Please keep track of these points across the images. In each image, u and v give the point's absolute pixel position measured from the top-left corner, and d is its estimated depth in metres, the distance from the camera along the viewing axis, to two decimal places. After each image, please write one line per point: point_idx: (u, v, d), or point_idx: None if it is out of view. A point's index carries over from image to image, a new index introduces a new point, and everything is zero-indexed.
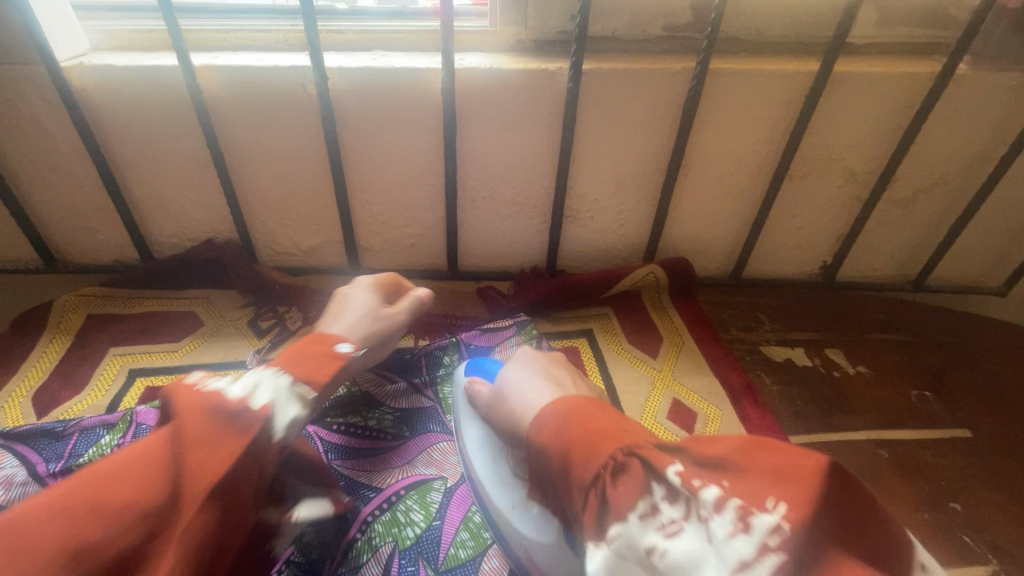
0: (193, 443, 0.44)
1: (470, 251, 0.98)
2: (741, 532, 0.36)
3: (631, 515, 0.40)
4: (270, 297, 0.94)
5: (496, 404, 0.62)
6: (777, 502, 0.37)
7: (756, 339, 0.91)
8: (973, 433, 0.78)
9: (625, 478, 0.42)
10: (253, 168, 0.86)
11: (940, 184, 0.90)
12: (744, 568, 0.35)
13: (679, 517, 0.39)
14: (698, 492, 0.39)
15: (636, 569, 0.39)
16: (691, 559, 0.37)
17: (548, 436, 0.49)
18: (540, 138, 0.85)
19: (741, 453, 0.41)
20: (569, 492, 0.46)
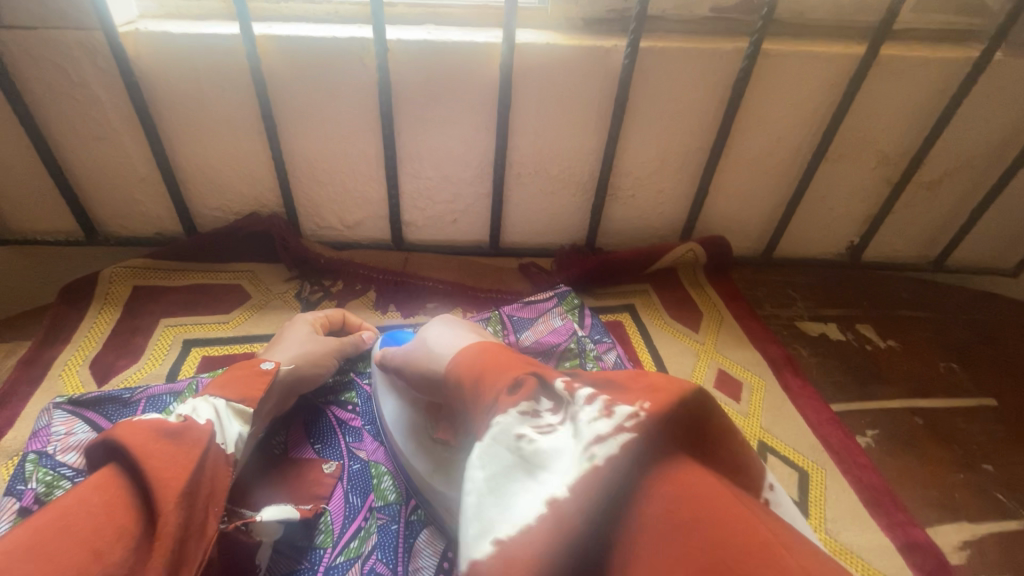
0: (152, 443, 0.46)
1: (512, 227, 1.00)
2: (604, 417, 0.35)
3: (512, 410, 0.39)
4: (316, 271, 0.95)
5: (407, 355, 0.59)
6: (641, 400, 0.36)
7: (791, 314, 0.95)
8: (999, 402, 0.83)
9: (521, 387, 0.41)
10: (303, 140, 0.86)
11: (966, 168, 0.94)
12: (599, 442, 0.34)
13: (557, 422, 0.39)
14: (576, 393, 0.39)
15: (505, 455, 0.38)
16: (558, 451, 0.36)
17: (460, 367, 0.47)
18: (590, 116, 0.86)
19: (626, 378, 0.39)
20: (467, 406, 0.44)
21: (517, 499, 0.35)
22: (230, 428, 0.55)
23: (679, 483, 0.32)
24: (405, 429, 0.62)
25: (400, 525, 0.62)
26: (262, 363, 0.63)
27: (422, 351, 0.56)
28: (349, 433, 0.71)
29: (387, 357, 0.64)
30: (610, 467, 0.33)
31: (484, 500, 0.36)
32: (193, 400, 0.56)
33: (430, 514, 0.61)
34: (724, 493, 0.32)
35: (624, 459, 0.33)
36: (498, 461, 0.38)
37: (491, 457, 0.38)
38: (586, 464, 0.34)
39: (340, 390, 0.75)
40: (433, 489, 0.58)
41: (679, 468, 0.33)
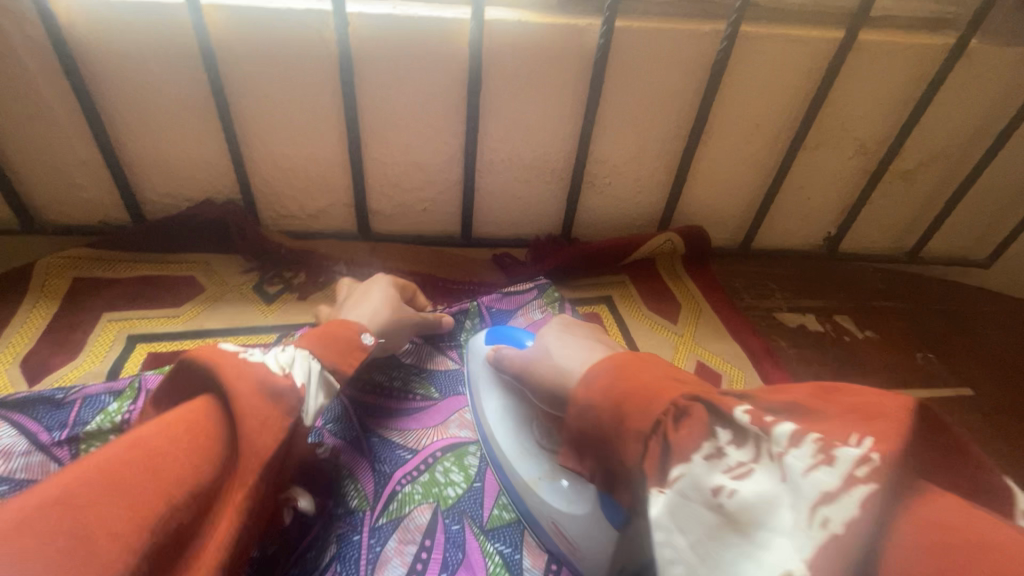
0: (246, 401, 0.44)
1: (485, 217, 0.95)
2: (823, 464, 0.30)
3: (697, 455, 0.34)
4: (276, 262, 0.90)
5: (526, 360, 0.57)
6: (861, 435, 0.31)
7: (770, 306, 0.94)
8: (975, 392, 0.82)
9: (689, 421, 0.36)
10: (259, 121, 0.80)
11: (941, 158, 0.94)
12: (829, 501, 0.29)
13: (749, 460, 0.33)
14: (771, 428, 0.33)
15: (705, 514, 0.33)
16: (766, 501, 0.32)
17: (605, 388, 0.42)
18: (565, 99, 0.83)
19: (810, 398, 0.35)
20: (623, 446, 0.39)
21: (738, 568, 0.31)
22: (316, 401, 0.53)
23: (934, 523, 0.28)
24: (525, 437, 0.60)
25: (362, 535, 0.57)
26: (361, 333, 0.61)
27: (545, 361, 0.55)
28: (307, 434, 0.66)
29: (506, 354, 0.61)
30: (852, 532, 0.28)
31: (698, 572, 0.32)
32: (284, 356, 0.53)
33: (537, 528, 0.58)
34: (984, 520, 0.28)
35: (866, 519, 0.29)
36: (694, 521, 0.33)
37: (688, 519, 0.33)
38: (819, 532, 0.29)
39: None
40: (538, 495, 0.56)
41: (924, 500, 0.29)
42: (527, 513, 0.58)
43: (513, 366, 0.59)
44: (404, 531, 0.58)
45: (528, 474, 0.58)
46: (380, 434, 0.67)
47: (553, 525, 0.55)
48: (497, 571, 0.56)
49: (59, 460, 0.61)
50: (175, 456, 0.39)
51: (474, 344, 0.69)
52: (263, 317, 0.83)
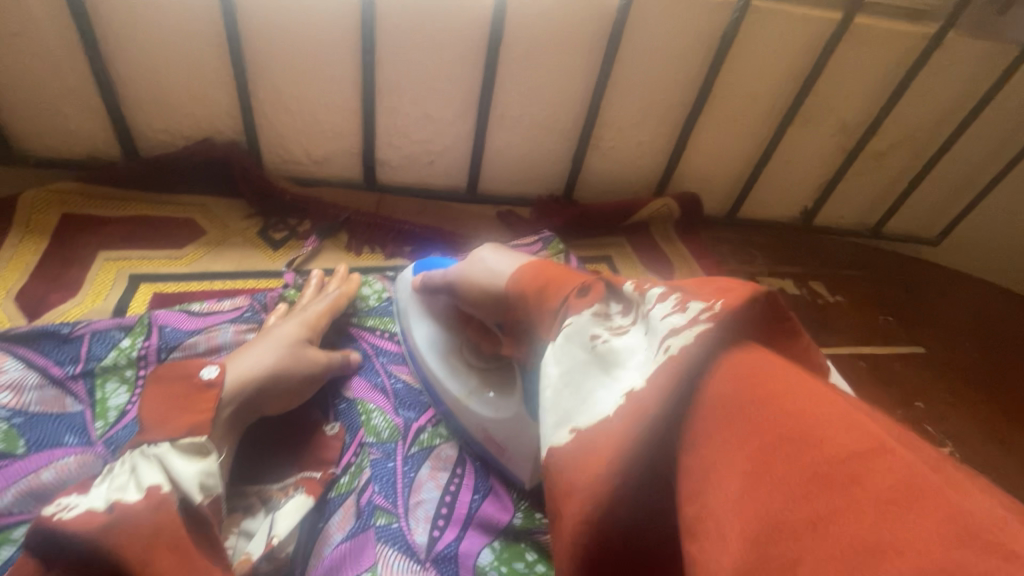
0: (173, 392, 0.50)
1: (492, 173, 0.96)
2: (677, 311, 0.33)
3: (586, 311, 0.39)
4: (279, 207, 0.87)
5: (460, 275, 0.58)
6: (714, 297, 0.33)
7: (752, 271, 1.01)
8: (926, 350, 0.93)
9: (590, 292, 0.40)
10: (270, 58, 0.77)
11: (910, 140, 1.03)
12: (673, 333, 0.32)
13: (628, 323, 0.38)
14: (647, 293, 0.38)
15: (580, 352, 0.37)
16: (630, 346, 0.35)
17: (521, 283, 0.46)
18: (580, 58, 0.84)
19: (694, 284, 0.36)
20: (535, 319, 0.43)
21: (595, 392, 0.34)
22: (186, 477, 0.44)
23: (747, 365, 0.29)
24: (452, 355, 0.63)
25: (396, 462, 0.59)
26: (200, 371, 0.51)
27: (477, 270, 0.56)
28: None
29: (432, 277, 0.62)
30: (686, 357, 0.30)
31: (561, 393, 0.36)
32: (130, 457, 0.45)
33: (469, 443, 0.61)
34: (809, 382, 0.28)
35: (699, 352, 0.30)
36: (572, 359, 0.37)
37: (567, 355, 0.38)
38: (661, 358, 0.31)
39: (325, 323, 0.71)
40: (469, 409, 0.60)
41: (749, 354, 0.30)
42: (461, 433, 0.62)
43: (446, 281, 0.60)
44: (435, 460, 0.61)
45: (457, 390, 0.61)
46: (405, 379, 0.68)
47: (478, 432, 0.59)
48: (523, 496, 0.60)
49: (75, 395, 0.58)
50: (135, 461, 0.44)
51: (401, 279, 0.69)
52: (271, 262, 0.82)
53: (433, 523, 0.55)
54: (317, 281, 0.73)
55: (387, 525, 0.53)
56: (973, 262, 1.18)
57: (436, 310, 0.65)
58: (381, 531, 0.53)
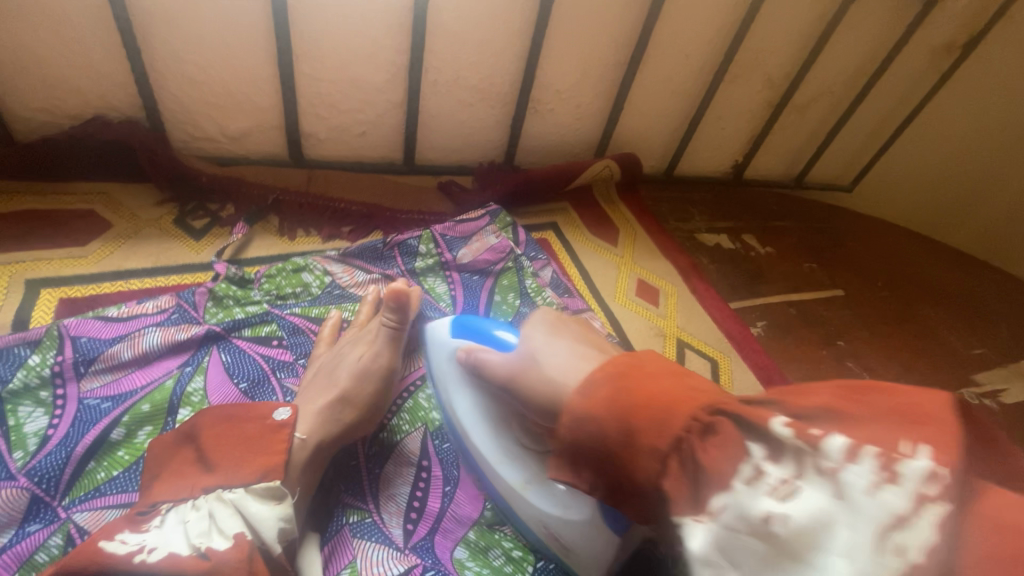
0: (240, 436, 0.51)
1: (428, 142, 0.92)
2: (889, 483, 0.27)
3: (735, 480, 0.31)
4: (196, 191, 0.80)
5: (508, 370, 0.50)
6: (915, 442, 0.28)
7: (691, 228, 1.04)
8: (845, 291, 1.01)
9: (719, 438, 0.32)
10: (167, 22, 0.68)
11: (828, 93, 1.08)
12: (901, 525, 0.26)
13: (790, 477, 0.30)
14: (819, 442, 0.29)
15: (752, 544, 0.29)
16: (824, 523, 0.28)
17: (596, 402, 0.38)
18: (513, 16, 0.80)
19: (839, 399, 0.31)
20: (632, 465, 0.36)
21: None
22: (264, 525, 0.45)
23: (994, 527, 0.25)
24: (506, 442, 0.54)
25: (359, 459, 0.59)
26: (274, 414, 0.52)
27: (529, 368, 0.47)
28: (280, 370, 0.64)
29: (481, 358, 0.53)
30: (934, 559, 0.25)
31: None
32: (206, 500, 0.46)
33: (525, 533, 0.55)
34: None
35: (945, 544, 0.25)
36: (744, 553, 0.30)
37: (738, 552, 0.30)
38: (893, 560, 0.26)
39: (259, 320, 0.67)
40: (526, 500, 0.53)
41: (981, 501, 0.26)
42: (517, 523, 0.55)
43: (495, 374, 0.51)
44: (399, 457, 0.60)
45: (513, 479, 0.54)
46: None
47: (541, 528, 0.53)
48: None
49: None
50: (206, 505, 0.45)
51: (436, 334, 0.62)
52: (194, 254, 0.75)
53: (406, 516, 0.56)
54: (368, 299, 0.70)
55: (360, 520, 0.55)
56: (899, 213, 1.26)
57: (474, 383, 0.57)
58: (355, 527, 0.54)
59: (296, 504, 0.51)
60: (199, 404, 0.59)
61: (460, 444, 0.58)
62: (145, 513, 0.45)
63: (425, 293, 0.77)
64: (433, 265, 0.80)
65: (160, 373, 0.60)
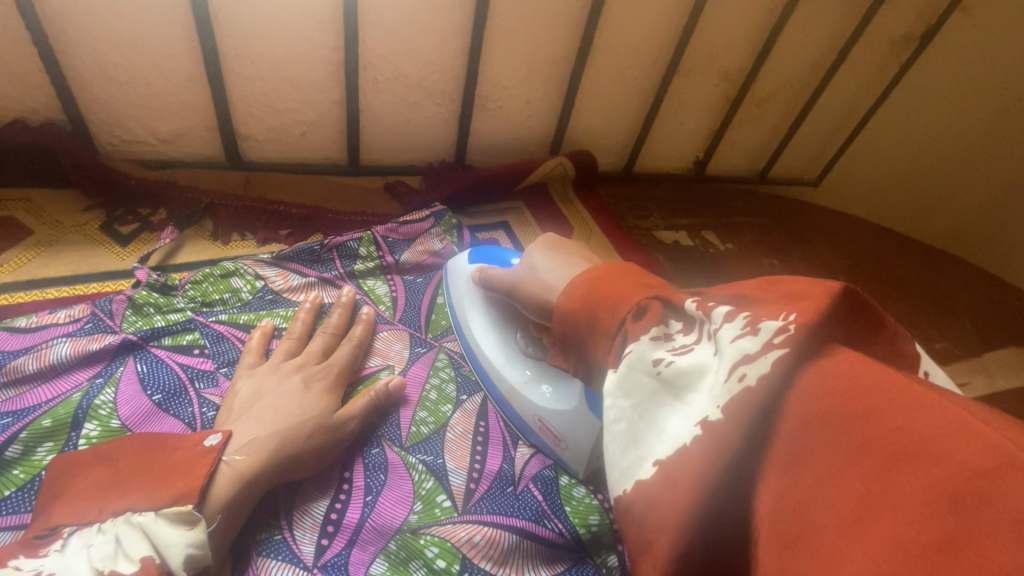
0: (162, 460, 0.48)
1: (373, 142, 0.90)
2: (748, 334, 0.31)
3: (643, 337, 0.36)
4: (126, 196, 0.77)
5: (514, 281, 0.60)
6: (787, 311, 0.30)
7: (649, 225, 1.02)
8: (806, 287, 0.99)
9: (646, 315, 0.37)
10: (81, 19, 0.66)
11: (786, 86, 1.06)
12: (747, 361, 0.30)
13: (692, 341, 0.35)
14: (712, 311, 0.35)
15: (645, 382, 0.35)
16: (700, 370, 0.33)
17: (569, 295, 0.44)
18: (451, 9, 0.78)
19: (753, 288, 0.35)
20: (587, 340, 0.41)
21: (670, 422, 0.33)
22: (171, 552, 0.42)
23: (830, 375, 0.27)
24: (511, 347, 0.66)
25: None
26: (204, 439, 0.49)
27: (530, 279, 0.57)
28: (199, 380, 0.61)
29: (495, 276, 0.64)
30: (765, 387, 0.28)
31: (637, 429, 0.34)
32: (113, 523, 0.43)
33: (523, 430, 0.64)
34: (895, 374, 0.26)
35: (778, 377, 0.28)
36: (639, 390, 0.35)
37: (632, 387, 0.35)
38: (734, 386, 0.29)
39: (180, 327, 0.64)
40: (524, 397, 0.63)
41: (830, 357, 0.28)
42: (512, 420, 0.65)
43: (503, 285, 0.62)
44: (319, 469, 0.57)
45: (515, 378, 0.64)
46: None
47: (534, 421, 0.62)
48: (424, 484, 0.58)
49: None
50: (110, 530, 0.42)
51: (457, 267, 0.73)
52: (119, 260, 0.72)
53: (321, 532, 0.53)
54: (312, 304, 0.68)
55: (269, 537, 0.52)
56: (879, 211, 1.24)
57: (488, 301, 0.69)
58: (262, 545, 0.51)
59: (212, 534, 0.47)
60: (107, 418, 0.56)
61: (477, 362, 0.68)
62: (47, 536, 0.43)
63: (365, 295, 0.74)
64: (373, 267, 0.77)
65: (67, 385, 0.57)
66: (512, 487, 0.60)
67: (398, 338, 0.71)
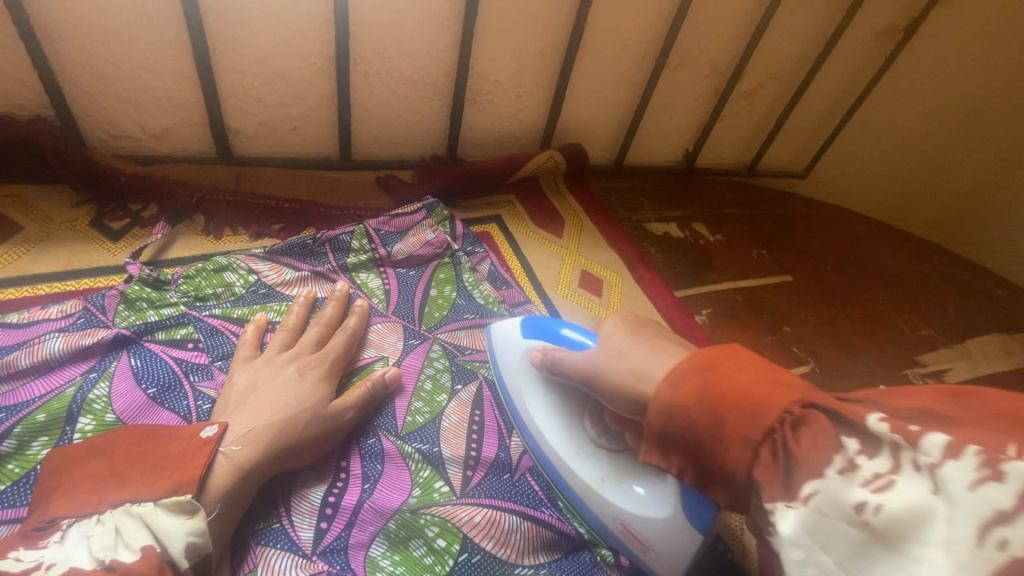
0: (160, 452, 0.49)
1: (364, 136, 0.90)
2: (991, 478, 0.26)
3: (828, 471, 0.31)
4: (115, 191, 0.77)
5: (590, 365, 0.51)
6: (1022, 446, 0.27)
7: (640, 218, 1.03)
8: (794, 277, 1.01)
9: (810, 434, 0.32)
10: (68, 12, 0.65)
11: (774, 79, 1.07)
12: (1004, 521, 0.25)
13: (886, 470, 0.29)
14: (915, 436, 0.29)
15: (843, 529, 0.29)
16: (917, 512, 0.27)
17: (691, 403, 0.37)
18: (441, 2, 0.78)
19: (939, 402, 0.31)
20: (728, 460, 0.35)
21: None
22: (172, 541, 0.43)
23: None
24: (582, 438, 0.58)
25: None
26: (201, 430, 0.50)
27: (616, 366, 0.48)
28: (193, 373, 0.61)
29: (563, 359, 0.54)
30: None
31: None
32: (112, 515, 0.43)
33: (598, 526, 0.57)
34: None
35: None
36: (836, 538, 0.29)
37: (829, 536, 0.30)
38: (993, 554, 0.25)
39: (172, 321, 0.64)
40: (603, 497, 0.54)
41: None
42: (587, 515, 0.57)
43: (578, 374, 0.52)
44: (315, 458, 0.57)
45: (590, 476, 0.56)
46: None
47: (615, 523, 0.54)
48: (420, 471, 0.59)
49: None
50: (111, 520, 0.43)
51: (504, 334, 0.63)
52: (110, 255, 0.72)
53: (319, 518, 0.53)
54: (306, 298, 0.68)
55: (268, 526, 0.52)
56: (865, 202, 1.26)
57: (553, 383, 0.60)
58: (261, 534, 0.52)
59: (211, 524, 0.47)
60: (102, 412, 0.55)
61: (538, 446, 0.60)
62: (44, 528, 0.43)
63: (358, 288, 0.75)
64: (366, 260, 0.77)
65: (61, 380, 0.57)
66: (509, 474, 0.61)
67: (392, 330, 0.71)
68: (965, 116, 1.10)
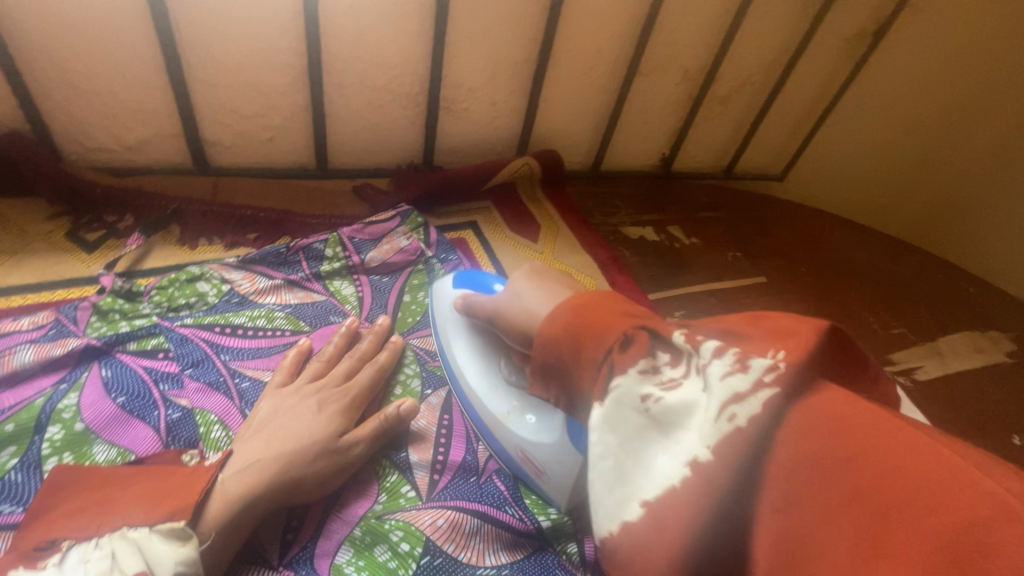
0: (162, 483, 0.50)
1: (340, 145, 0.91)
2: (738, 370, 0.33)
3: (632, 368, 0.37)
4: (91, 203, 0.77)
5: (496, 306, 0.58)
6: (776, 349, 0.33)
7: (616, 222, 1.05)
8: (768, 278, 1.02)
9: (632, 344, 0.38)
10: (40, 29, 0.66)
11: (746, 84, 1.09)
12: (737, 400, 0.32)
13: (680, 375, 0.37)
14: (700, 346, 0.37)
15: (634, 418, 0.37)
16: (688, 406, 0.35)
17: (553, 326, 0.44)
18: (411, 14, 0.80)
19: (741, 324, 0.37)
20: (573, 368, 0.42)
21: (658, 459, 0.35)
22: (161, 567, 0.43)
23: (824, 413, 0.30)
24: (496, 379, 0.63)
25: None
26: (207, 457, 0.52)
27: (515, 304, 0.55)
28: (163, 382, 0.62)
29: (478, 303, 0.61)
30: (754, 424, 0.31)
31: (628, 464, 0.36)
32: (109, 539, 0.44)
33: (506, 461, 0.62)
34: (874, 413, 0.30)
35: (767, 416, 0.31)
36: (629, 427, 0.36)
37: (621, 422, 0.37)
38: (724, 424, 0.32)
39: (143, 331, 0.65)
40: (506, 428, 0.59)
41: (817, 398, 0.31)
42: (497, 450, 0.62)
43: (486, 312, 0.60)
44: None
45: (497, 409, 0.61)
46: (250, 376, 0.65)
47: (517, 455, 0.59)
48: (388, 478, 0.59)
49: None
50: (104, 546, 0.43)
51: (440, 290, 0.70)
52: (85, 267, 0.73)
53: (286, 528, 0.54)
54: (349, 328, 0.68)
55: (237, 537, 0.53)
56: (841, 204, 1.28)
57: (475, 331, 0.66)
58: None
59: (204, 555, 0.47)
60: (71, 421, 0.57)
61: (461, 391, 0.65)
62: (47, 548, 0.44)
63: (331, 296, 0.76)
64: (339, 268, 0.78)
65: (31, 391, 0.58)
66: (475, 477, 0.61)
67: None
68: (954, 119, 1.10)
